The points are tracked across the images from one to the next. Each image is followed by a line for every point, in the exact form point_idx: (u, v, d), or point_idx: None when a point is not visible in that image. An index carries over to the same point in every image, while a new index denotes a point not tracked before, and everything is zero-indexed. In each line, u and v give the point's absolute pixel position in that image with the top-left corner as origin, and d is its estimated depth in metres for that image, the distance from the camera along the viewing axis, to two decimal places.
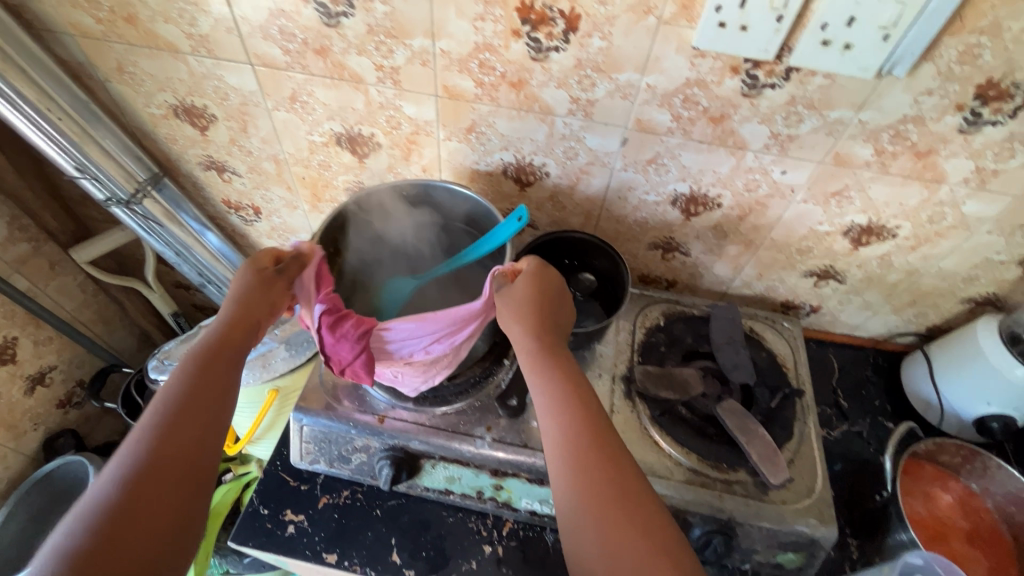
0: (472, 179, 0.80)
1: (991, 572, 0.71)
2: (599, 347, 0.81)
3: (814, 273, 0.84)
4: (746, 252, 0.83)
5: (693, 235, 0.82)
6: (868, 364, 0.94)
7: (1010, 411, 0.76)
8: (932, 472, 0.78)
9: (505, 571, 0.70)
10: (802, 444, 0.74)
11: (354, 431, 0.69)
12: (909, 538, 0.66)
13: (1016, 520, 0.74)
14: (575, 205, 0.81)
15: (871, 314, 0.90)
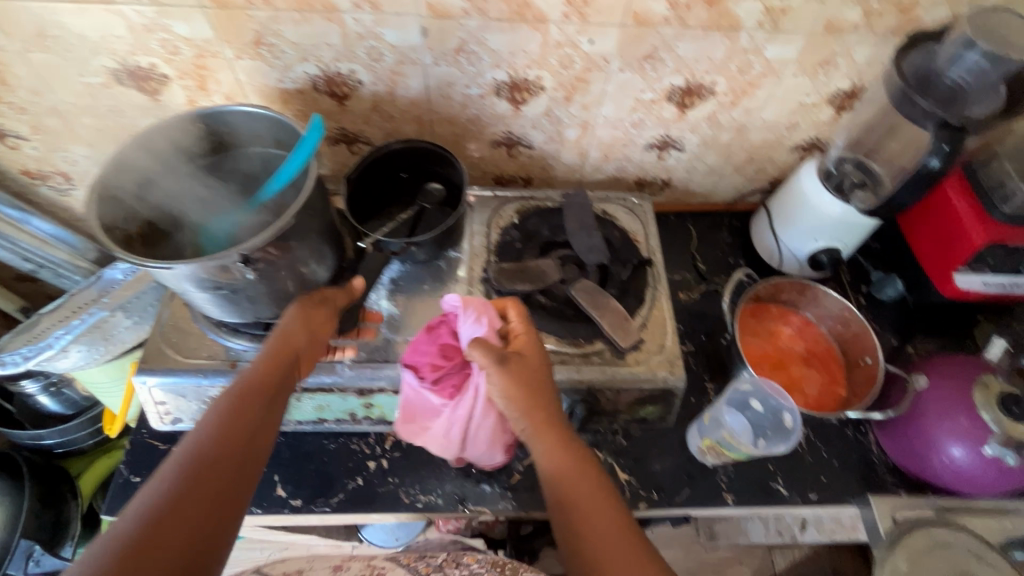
0: (284, 101, 0.74)
1: (824, 384, 0.81)
2: (454, 255, 0.81)
3: (654, 146, 0.86)
4: (586, 135, 0.83)
5: (530, 126, 0.81)
6: (724, 227, 0.99)
7: (833, 242, 0.83)
8: (776, 310, 0.85)
9: (391, 480, 0.72)
10: (654, 308, 0.78)
11: (208, 380, 0.68)
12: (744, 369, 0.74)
13: (843, 336, 0.83)
14: (402, 112, 0.77)
15: (717, 178, 0.94)
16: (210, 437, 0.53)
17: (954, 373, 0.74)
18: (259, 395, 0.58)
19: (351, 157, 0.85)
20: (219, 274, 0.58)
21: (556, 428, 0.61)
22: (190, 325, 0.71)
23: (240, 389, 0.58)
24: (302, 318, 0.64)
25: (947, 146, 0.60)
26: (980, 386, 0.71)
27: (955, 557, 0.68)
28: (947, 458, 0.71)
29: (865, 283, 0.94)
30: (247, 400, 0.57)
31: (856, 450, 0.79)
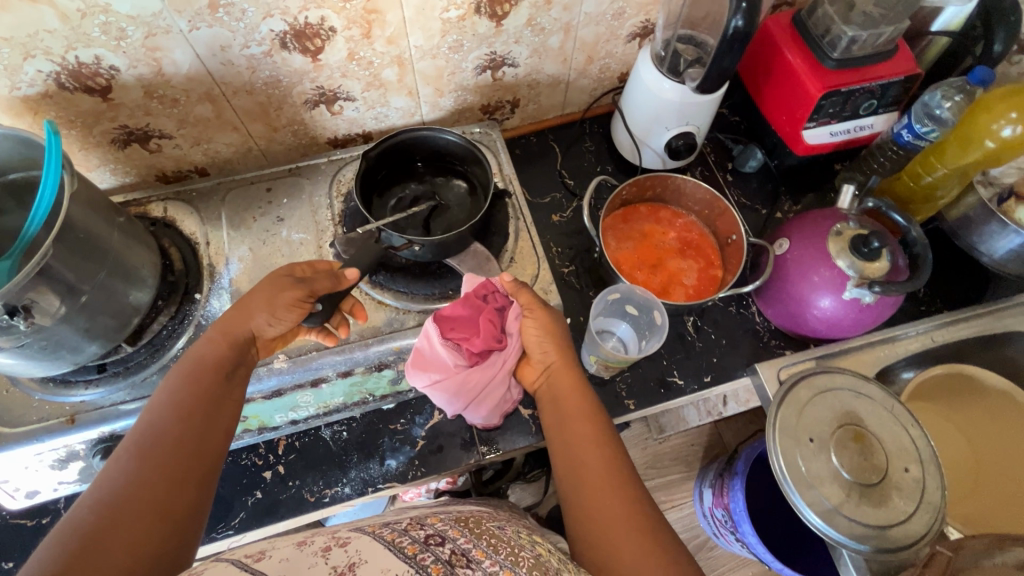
0: (35, 109, 0.63)
1: (702, 271, 0.82)
2: (299, 235, 0.74)
3: (486, 67, 0.80)
4: (407, 72, 0.76)
5: (340, 75, 0.72)
6: (586, 136, 0.95)
7: (684, 127, 0.81)
8: (646, 210, 0.86)
9: (292, 484, 0.70)
10: (519, 240, 0.75)
11: (46, 445, 0.62)
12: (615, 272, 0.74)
13: (711, 220, 0.83)
14: (183, 92, 0.67)
15: (564, 87, 0.89)
16: (169, 417, 0.51)
17: (810, 229, 0.76)
18: (212, 373, 0.55)
19: (153, 156, 0.75)
20: None
21: (589, 415, 0.61)
22: (12, 392, 0.63)
23: (195, 361, 0.56)
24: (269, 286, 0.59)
25: (745, 4, 0.59)
26: (833, 235, 0.73)
27: (843, 398, 0.72)
28: (818, 311, 0.75)
29: (729, 161, 0.94)
30: (200, 382, 0.54)
31: (740, 325, 0.82)
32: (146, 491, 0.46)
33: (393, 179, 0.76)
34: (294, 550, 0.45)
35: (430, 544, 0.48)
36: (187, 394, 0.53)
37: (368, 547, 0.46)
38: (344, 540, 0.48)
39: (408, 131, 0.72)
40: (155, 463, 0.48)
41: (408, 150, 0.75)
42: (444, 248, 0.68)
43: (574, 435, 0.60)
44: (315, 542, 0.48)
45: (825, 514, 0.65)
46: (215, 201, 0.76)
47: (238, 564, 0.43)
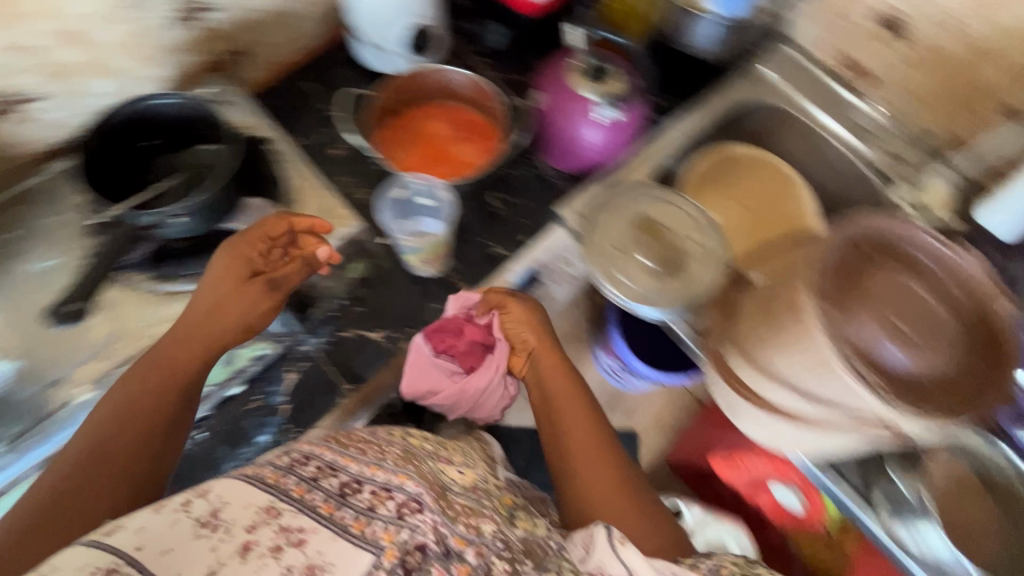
0: None
1: (483, 148, 0.84)
2: (55, 261, 0.69)
3: (184, 19, 0.73)
4: (90, 48, 0.67)
5: (6, 72, 0.63)
6: (336, 64, 0.92)
7: (411, 20, 0.82)
8: (415, 113, 0.86)
9: None
10: (295, 184, 0.75)
11: None
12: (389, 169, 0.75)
13: (473, 98, 0.85)
14: None
15: (288, 18, 0.85)
16: (118, 425, 0.58)
17: (555, 75, 0.83)
18: (180, 375, 0.61)
19: None
20: None
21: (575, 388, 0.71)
22: None
23: (170, 353, 0.62)
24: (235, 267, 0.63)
25: None
26: (574, 71, 0.81)
27: (634, 204, 0.82)
28: (589, 142, 0.83)
29: (478, 43, 0.96)
30: (168, 376, 0.61)
31: (539, 183, 0.88)
32: (85, 484, 0.54)
33: (134, 168, 0.68)
34: (150, 516, 0.41)
35: (293, 468, 0.47)
36: (147, 398, 0.59)
37: (235, 493, 0.44)
38: (204, 490, 0.44)
39: (119, 108, 0.64)
40: (117, 446, 0.57)
41: (132, 130, 0.66)
42: (215, 212, 0.64)
43: (548, 370, 0.72)
44: (173, 500, 0.43)
45: (638, 299, 0.76)
46: None
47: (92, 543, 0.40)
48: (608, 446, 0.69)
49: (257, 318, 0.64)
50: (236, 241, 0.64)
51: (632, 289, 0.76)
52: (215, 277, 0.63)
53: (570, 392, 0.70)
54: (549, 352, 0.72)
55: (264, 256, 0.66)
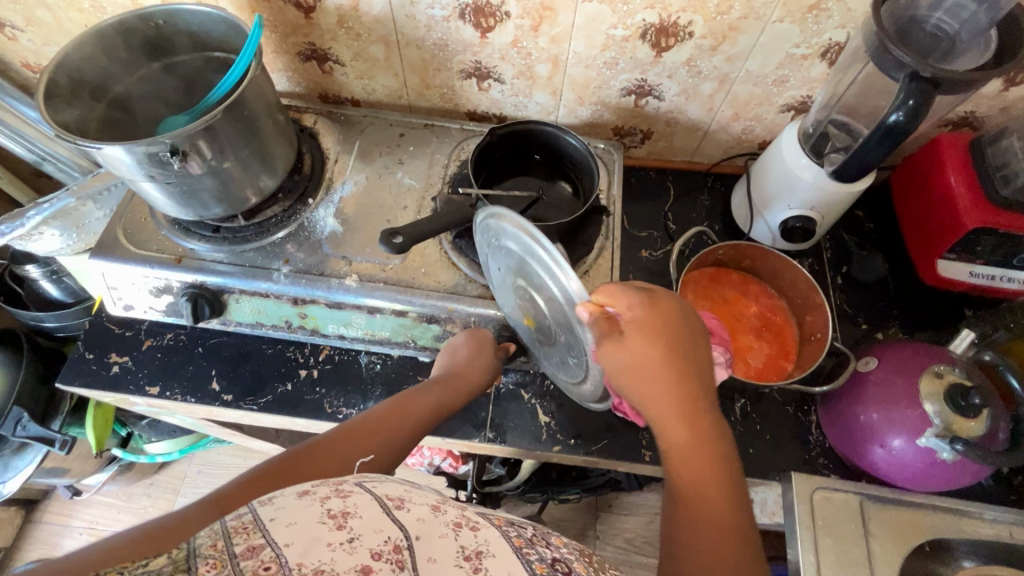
0: (254, 10, 0.75)
1: (771, 357, 0.77)
2: (408, 180, 0.81)
3: (631, 91, 0.82)
4: (558, 73, 0.80)
5: (498, 57, 0.78)
6: (704, 189, 0.94)
7: (807, 211, 0.77)
8: (737, 278, 0.83)
9: (318, 390, 0.76)
10: (600, 258, 0.76)
11: (153, 270, 0.71)
12: None
13: (801, 311, 0.78)
14: (368, 30, 0.76)
15: (702, 134, 0.89)
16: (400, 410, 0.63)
17: (906, 357, 0.69)
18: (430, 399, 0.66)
19: (323, 77, 0.85)
20: (149, 163, 0.59)
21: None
22: (149, 220, 0.75)
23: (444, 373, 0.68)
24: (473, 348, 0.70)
25: (911, 102, 0.54)
26: (930, 374, 0.66)
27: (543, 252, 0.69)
28: (883, 448, 0.67)
29: (845, 263, 0.87)
30: (426, 398, 0.66)
31: (790, 425, 0.77)
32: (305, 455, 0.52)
33: (506, 164, 0.79)
34: (430, 514, 0.44)
35: (536, 546, 0.46)
36: (427, 395, 0.66)
37: (495, 543, 0.44)
38: (473, 526, 0.45)
39: (540, 124, 0.75)
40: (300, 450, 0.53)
41: (530, 140, 0.77)
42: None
43: (665, 416, 0.53)
44: (448, 515, 0.45)
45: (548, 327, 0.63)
46: (357, 130, 0.85)
47: (382, 504, 0.43)
48: (732, 481, 0.52)
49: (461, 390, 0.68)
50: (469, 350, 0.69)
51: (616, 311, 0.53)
52: (463, 352, 0.70)
53: (706, 447, 0.52)
54: (695, 440, 0.52)
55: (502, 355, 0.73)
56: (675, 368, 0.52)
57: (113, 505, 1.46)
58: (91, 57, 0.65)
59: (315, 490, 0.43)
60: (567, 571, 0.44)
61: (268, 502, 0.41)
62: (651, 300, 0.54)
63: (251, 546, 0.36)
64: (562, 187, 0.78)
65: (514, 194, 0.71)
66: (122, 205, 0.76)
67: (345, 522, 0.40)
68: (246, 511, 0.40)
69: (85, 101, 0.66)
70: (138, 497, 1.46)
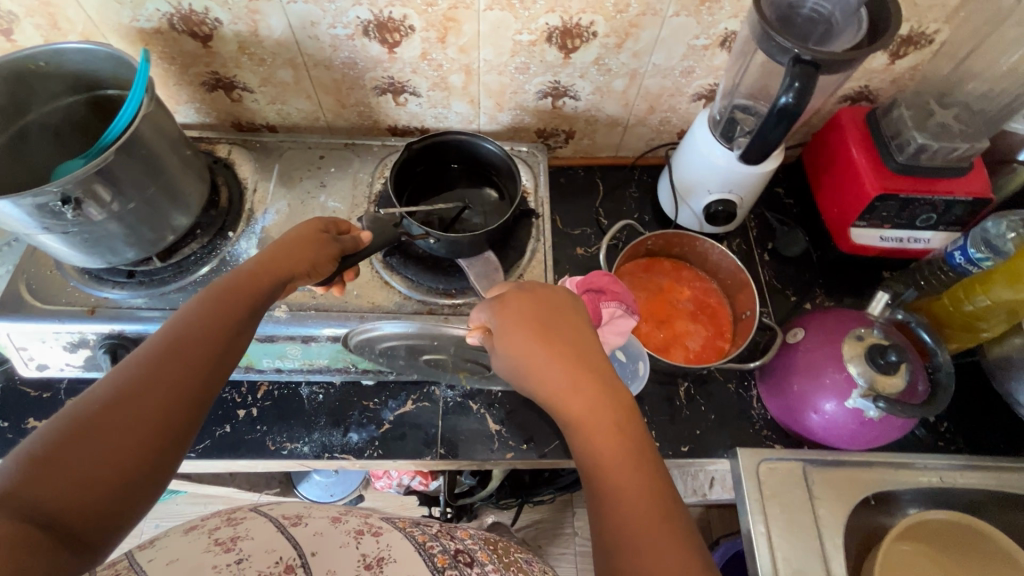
0: (147, 42, 0.72)
1: (709, 338, 0.80)
2: (333, 203, 0.79)
3: (547, 94, 0.83)
4: (472, 82, 0.80)
5: (410, 71, 0.78)
6: (632, 182, 0.96)
7: (726, 194, 0.80)
8: (668, 265, 0.85)
9: (259, 428, 0.73)
10: (534, 260, 0.76)
11: (64, 325, 0.67)
12: None
13: (732, 290, 0.81)
14: (272, 54, 0.75)
15: (622, 129, 0.91)
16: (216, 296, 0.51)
17: (829, 323, 0.72)
18: (249, 294, 0.53)
19: (233, 105, 0.83)
20: (41, 215, 0.56)
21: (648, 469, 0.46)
22: (55, 274, 0.70)
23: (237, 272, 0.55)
24: (300, 234, 0.60)
25: (797, 83, 0.57)
26: (853, 338, 0.69)
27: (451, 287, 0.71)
28: (818, 413, 0.70)
29: (771, 240, 0.90)
30: (239, 282, 0.53)
31: (732, 402, 0.79)
32: (105, 414, 0.40)
33: (429, 178, 0.79)
34: (328, 527, 0.49)
35: (440, 540, 0.53)
36: (235, 284, 0.53)
37: (398, 546, 0.50)
38: (376, 531, 0.51)
39: (456, 133, 0.75)
40: (142, 371, 0.43)
41: (450, 152, 0.77)
42: (459, 246, 0.69)
43: (542, 362, 0.53)
44: (348, 523, 0.51)
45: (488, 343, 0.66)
46: (274, 155, 0.83)
47: (276, 523, 0.48)
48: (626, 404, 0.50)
49: (308, 278, 0.60)
50: (304, 231, 0.60)
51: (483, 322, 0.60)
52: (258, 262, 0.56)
53: (589, 397, 0.50)
54: (575, 392, 0.50)
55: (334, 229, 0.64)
56: (537, 331, 0.55)
57: None
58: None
59: (204, 524, 0.47)
60: (468, 561, 0.51)
61: (147, 547, 0.44)
62: (502, 303, 0.58)
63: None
64: (487, 194, 0.78)
65: (438, 207, 0.70)
66: (24, 259, 0.72)
67: (232, 546, 0.44)
68: (123, 558, 0.42)
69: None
70: None
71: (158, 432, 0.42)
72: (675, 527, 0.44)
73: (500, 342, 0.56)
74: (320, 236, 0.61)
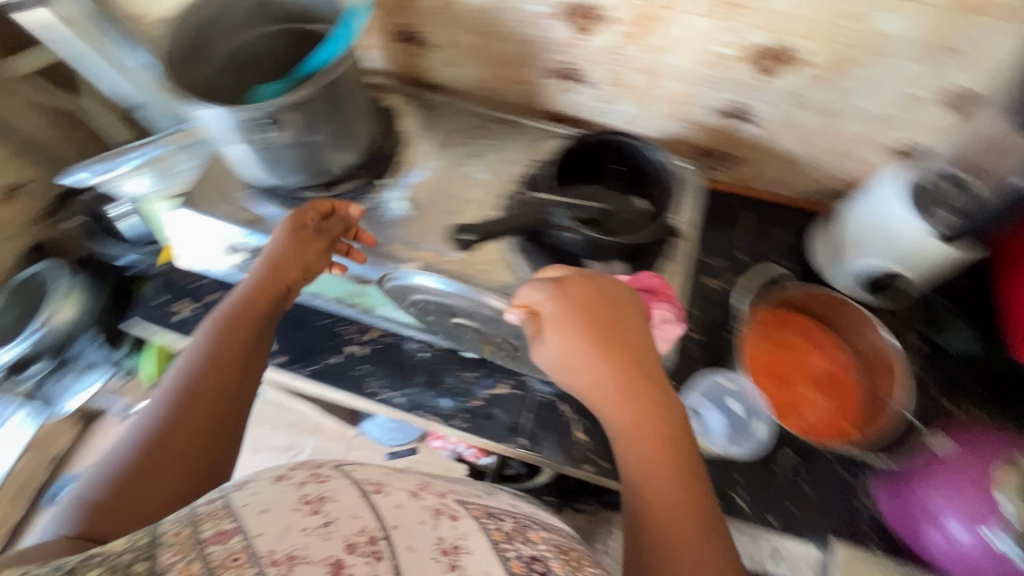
0: None
1: (830, 413, 0.72)
2: (481, 174, 0.80)
3: (724, 113, 0.78)
4: (650, 84, 0.77)
5: (592, 60, 0.76)
6: (784, 224, 0.89)
7: (897, 266, 0.71)
8: (806, 322, 0.77)
9: (363, 367, 0.77)
10: (666, 281, 0.74)
11: (230, 228, 0.74)
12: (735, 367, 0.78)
13: (873, 370, 0.73)
14: (465, 18, 0.76)
15: (792, 166, 0.84)
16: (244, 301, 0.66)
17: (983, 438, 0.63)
18: (262, 302, 0.66)
19: (413, 58, 0.86)
20: (242, 129, 0.61)
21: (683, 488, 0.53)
22: (229, 179, 0.77)
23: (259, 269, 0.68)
24: (291, 236, 0.68)
25: None
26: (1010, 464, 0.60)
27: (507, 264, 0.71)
28: (938, 530, 0.63)
29: (929, 327, 0.80)
30: (264, 282, 0.67)
31: (838, 489, 0.71)
32: (187, 426, 0.57)
33: (584, 171, 0.76)
34: (409, 508, 0.49)
35: (516, 542, 0.52)
36: (256, 284, 0.67)
37: (474, 538, 0.49)
38: (454, 516, 0.51)
39: (626, 137, 0.72)
40: (210, 379, 0.60)
41: (613, 152, 0.74)
42: (598, 249, 0.68)
43: (595, 375, 0.58)
44: (428, 501, 0.52)
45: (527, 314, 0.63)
46: (438, 115, 0.85)
47: (360, 489, 0.49)
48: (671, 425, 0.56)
49: (304, 280, 0.70)
50: (288, 238, 0.67)
51: (533, 302, 0.61)
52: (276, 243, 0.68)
53: (645, 419, 0.56)
54: (631, 409, 0.56)
55: (313, 223, 0.68)
56: (594, 336, 0.59)
57: None
58: (195, 5, 0.65)
59: (291, 475, 0.49)
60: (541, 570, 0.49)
61: (242, 490, 0.47)
62: (562, 290, 0.61)
63: (221, 531, 0.43)
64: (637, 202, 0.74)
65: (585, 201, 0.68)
66: (209, 160, 0.80)
67: (319, 507, 0.46)
68: (219, 497, 0.46)
69: (182, 53, 0.66)
70: None
71: (207, 448, 0.58)
72: (706, 531, 0.51)
73: (552, 335, 0.60)
74: (305, 232, 0.68)
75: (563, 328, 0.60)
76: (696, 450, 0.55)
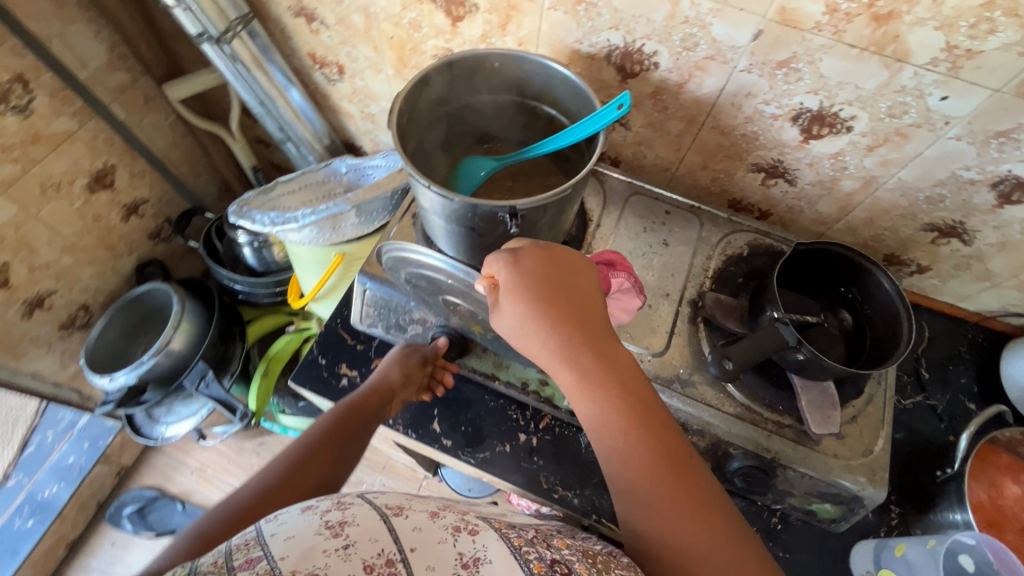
0: (571, 61, 0.73)
1: None
2: (671, 265, 0.76)
3: (935, 229, 0.74)
4: (862, 191, 0.73)
5: (806, 162, 0.73)
6: (964, 340, 0.85)
7: None
8: (1007, 461, 0.69)
9: (536, 460, 0.73)
10: (871, 403, 0.69)
11: (413, 303, 0.71)
12: (963, 519, 0.67)
13: None
14: (679, 107, 0.73)
15: (987, 286, 0.80)
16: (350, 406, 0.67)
17: None
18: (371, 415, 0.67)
19: None
20: (483, 219, 0.59)
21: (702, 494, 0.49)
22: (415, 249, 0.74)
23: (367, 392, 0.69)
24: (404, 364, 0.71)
25: None
26: None
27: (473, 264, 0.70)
28: None
29: None
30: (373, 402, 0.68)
31: None
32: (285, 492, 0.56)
33: (790, 276, 0.72)
34: (427, 523, 0.44)
35: (536, 547, 0.47)
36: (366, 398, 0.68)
37: (494, 547, 0.44)
38: (473, 530, 0.45)
39: (839, 246, 0.68)
40: (319, 452, 0.61)
41: (827, 263, 0.71)
42: (813, 369, 0.63)
43: (582, 365, 0.53)
44: (445, 518, 0.46)
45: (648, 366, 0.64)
46: (620, 194, 0.82)
47: (380, 513, 0.44)
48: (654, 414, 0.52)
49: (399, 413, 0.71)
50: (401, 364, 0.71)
51: (492, 273, 0.56)
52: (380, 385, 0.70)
53: (591, 381, 0.52)
54: (575, 371, 0.53)
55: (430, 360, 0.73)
56: (549, 316, 0.53)
57: (226, 455, 1.52)
58: (436, 81, 0.63)
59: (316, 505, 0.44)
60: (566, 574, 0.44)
61: (271, 519, 0.42)
62: (515, 258, 0.55)
63: (248, 560, 0.37)
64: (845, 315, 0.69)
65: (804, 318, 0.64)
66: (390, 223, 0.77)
67: (342, 531, 0.40)
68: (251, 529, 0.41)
69: (417, 119, 0.65)
70: (248, 453, 1.52)
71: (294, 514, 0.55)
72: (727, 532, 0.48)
73: (506, 302, 0.55)
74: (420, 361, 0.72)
75: (524, 307, 0.53)
76: (662, 405, 0.53)
